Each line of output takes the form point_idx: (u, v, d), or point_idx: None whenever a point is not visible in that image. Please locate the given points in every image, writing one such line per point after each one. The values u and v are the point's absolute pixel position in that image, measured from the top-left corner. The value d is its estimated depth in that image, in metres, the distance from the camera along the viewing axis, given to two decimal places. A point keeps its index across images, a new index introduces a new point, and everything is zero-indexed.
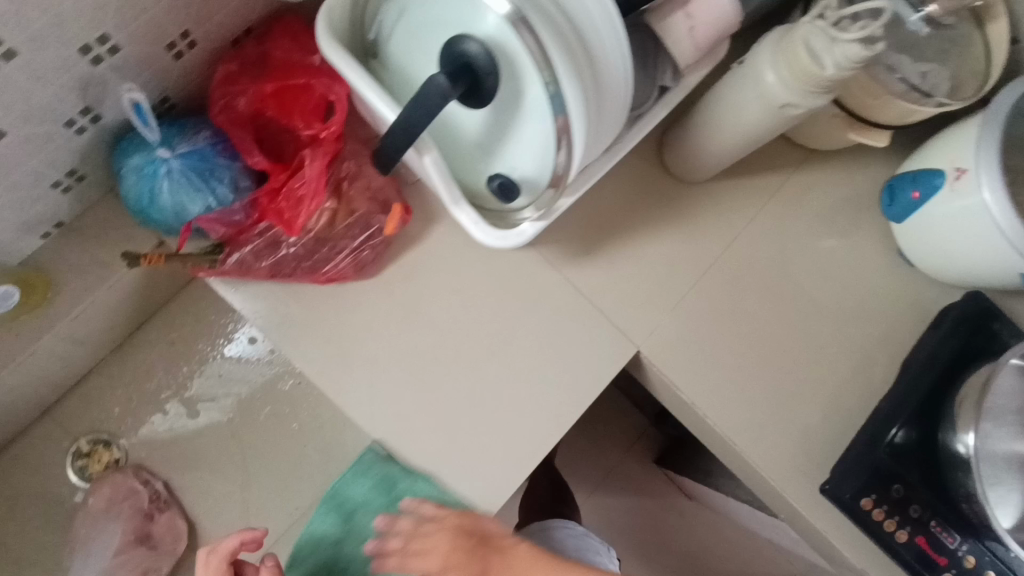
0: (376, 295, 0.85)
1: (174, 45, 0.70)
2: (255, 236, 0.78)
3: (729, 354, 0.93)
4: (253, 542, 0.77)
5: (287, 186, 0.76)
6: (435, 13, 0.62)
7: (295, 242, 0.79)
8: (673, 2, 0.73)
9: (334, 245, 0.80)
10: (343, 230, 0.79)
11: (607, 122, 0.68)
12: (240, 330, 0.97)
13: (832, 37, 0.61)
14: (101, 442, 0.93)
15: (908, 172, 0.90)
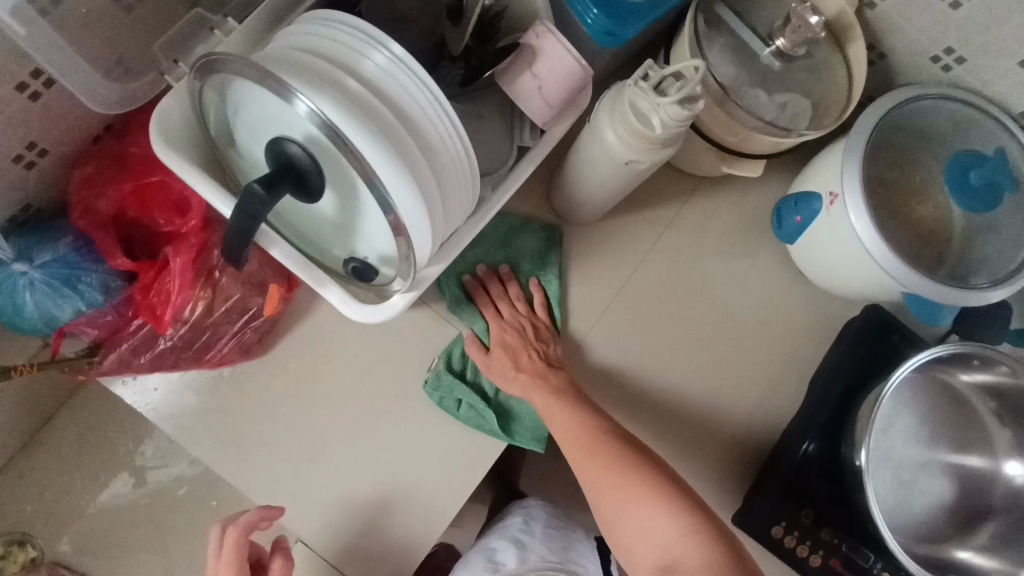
0: (269, 373, 0.86)
1: (21, 157, 0.70)
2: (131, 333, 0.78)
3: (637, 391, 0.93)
4: (271, 516, 0.80)
5: (156, 283, 0.76)
6: (255, 116, 0.61)
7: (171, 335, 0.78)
8: (518, 63, 0.73)
9: (213, 332, 0.79)
10: (221, 318, 0.79)
11: (456, 196, 0.68)
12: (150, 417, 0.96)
13: (654, 100, 0.61)
14: (15, 543, 0.93)
15: (792, 194, 0.90)
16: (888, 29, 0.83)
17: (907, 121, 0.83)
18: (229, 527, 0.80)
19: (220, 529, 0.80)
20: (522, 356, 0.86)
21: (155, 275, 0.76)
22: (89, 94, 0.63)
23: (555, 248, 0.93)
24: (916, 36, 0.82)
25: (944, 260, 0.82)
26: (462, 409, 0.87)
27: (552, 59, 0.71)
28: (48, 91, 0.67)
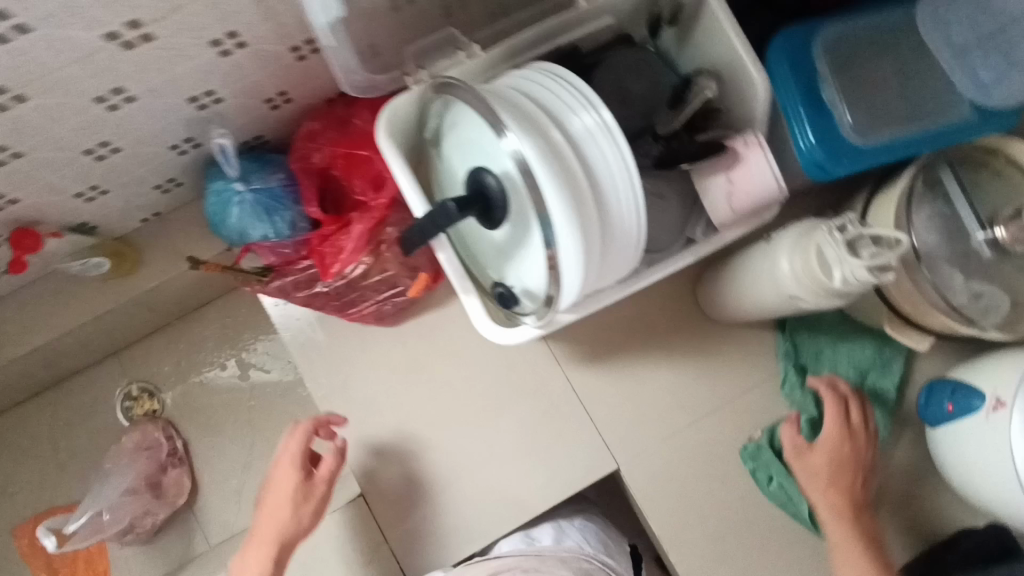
0: (387, 344, 0.93)
1: (271, 100, 0.81)
2: (299, 269, 0.89)
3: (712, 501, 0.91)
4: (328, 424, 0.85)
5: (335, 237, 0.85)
6: (470, 139, 0.69)
7: (329, 283, 0.88)
8: (718, 162, 0.74)
9: (362, 293, 0.88)
10: (373, 284, 0.88)
11: (615, 265, 0.70)
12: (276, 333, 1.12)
13: (844, 254, 0.60)
14: (147, 391, 1.10)
15: (952, 380, 0.83)
16: None
17: None
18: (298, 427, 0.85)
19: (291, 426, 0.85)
20: (845, 476, 0.84)
21: (336, 230, 0.85)
22: (348, 78, 0.71)
23: (680, 333, 0.95)
24: None
25: None
26: (775, 484, 0.91)
27: (752, 171, 0.73)
28: (313, 56, 0.77)
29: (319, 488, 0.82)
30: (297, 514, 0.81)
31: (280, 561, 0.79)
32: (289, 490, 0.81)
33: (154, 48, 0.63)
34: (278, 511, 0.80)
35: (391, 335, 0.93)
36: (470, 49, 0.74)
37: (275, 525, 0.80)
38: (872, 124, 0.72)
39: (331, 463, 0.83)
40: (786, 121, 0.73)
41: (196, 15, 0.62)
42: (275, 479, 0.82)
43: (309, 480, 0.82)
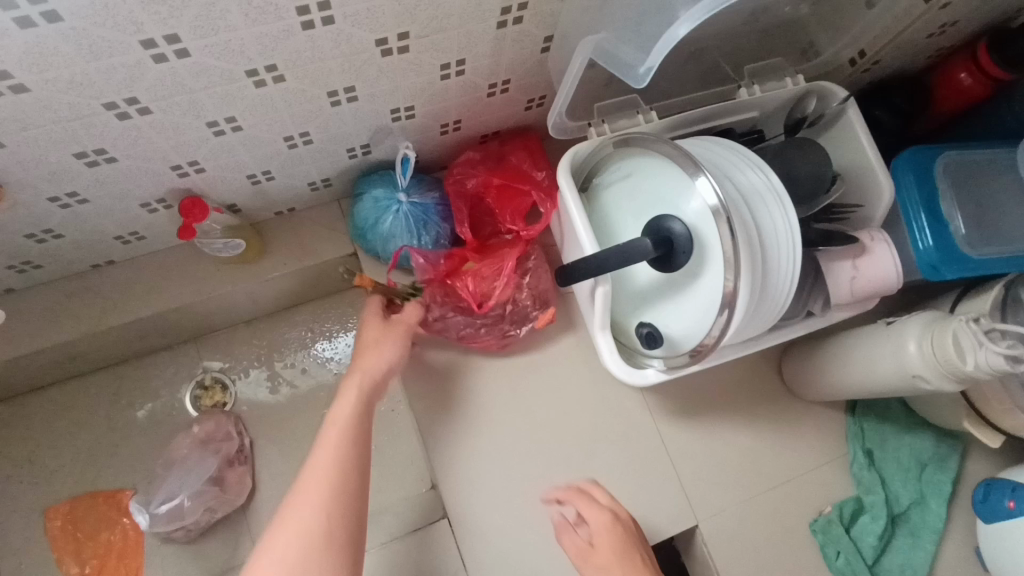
0: (495, 370, 0.97)
1: (445, 126, 0.88)
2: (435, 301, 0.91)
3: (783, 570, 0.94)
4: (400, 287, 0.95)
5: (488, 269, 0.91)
6: (652, 189, 0.77)
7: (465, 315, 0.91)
8: (846, 250, 0.83)
9: (492, 325, 0.92)
10: (507, 320, 0.93)
11: (759, 320, 0.78)
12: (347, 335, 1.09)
13: (980, 342, 0.70)
14: (219, 383, 1.05)
15: (1010, 479, 0.91)
16: None
17: None
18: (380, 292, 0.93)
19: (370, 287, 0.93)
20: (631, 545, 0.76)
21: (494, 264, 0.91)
22: (558, 121, 0.80)
23: (764, 403, 1.01)
24: None
25: None
26: (842, 562, 0.94)
27: (876, 263, 0.82)
28: (500, 95, 0.85)
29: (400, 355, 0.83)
30: (377, 385, 0.79)
31: (364, 422, 0.75)
32: (374, 365, 0.81)
33: (400, 59, 0.70)
34: (372, 350, 0.82)
35: (497, 371, 0.96)
36: (647, 115, 0.84)
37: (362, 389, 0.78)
38: (977, 236, 0.83)
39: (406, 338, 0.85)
40: (904, 220, 0.85)
41: (447, 40, 0.70)
42: (369, 349, 0.82)
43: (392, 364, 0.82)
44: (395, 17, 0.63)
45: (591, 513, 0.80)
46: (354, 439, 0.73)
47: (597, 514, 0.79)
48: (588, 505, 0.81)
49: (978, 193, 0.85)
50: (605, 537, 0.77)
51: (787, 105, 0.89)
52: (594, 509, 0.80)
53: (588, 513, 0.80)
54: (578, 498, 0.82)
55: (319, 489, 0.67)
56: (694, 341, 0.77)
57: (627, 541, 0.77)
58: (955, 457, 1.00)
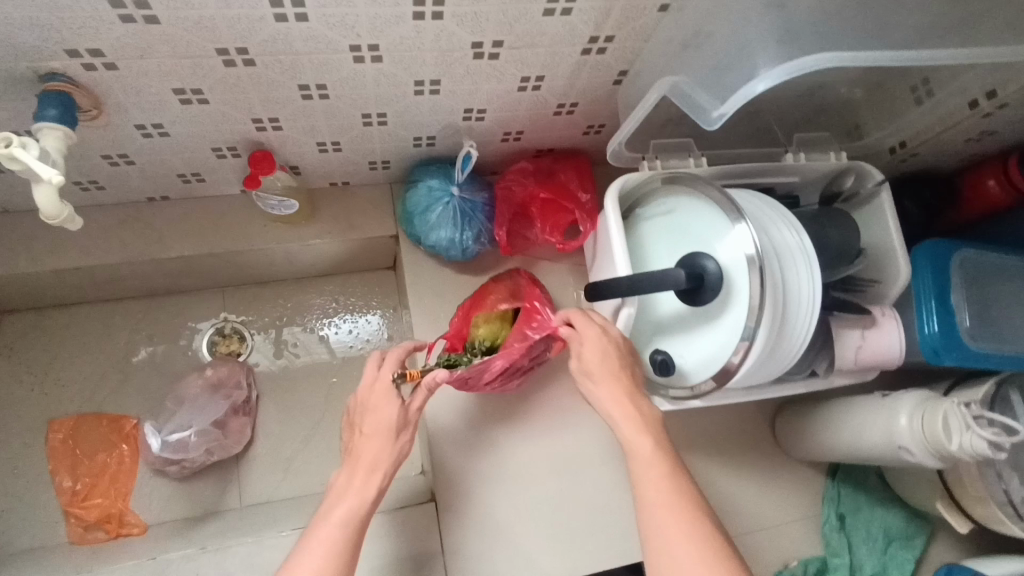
0: None
1: (507, 135, 0.93)
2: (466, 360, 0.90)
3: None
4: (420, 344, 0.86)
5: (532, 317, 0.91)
6: (692, 228, 0.83)
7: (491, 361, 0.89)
8: (856, 320, 0.89)
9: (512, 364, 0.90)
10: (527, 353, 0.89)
11: (767, 368, 0.82)
12: (372, 316, 1.13)
13: (968, 425, 0.74)
14: (237, 334, 1.09)
15: (973, 567, 0.95)
16: None
17: None
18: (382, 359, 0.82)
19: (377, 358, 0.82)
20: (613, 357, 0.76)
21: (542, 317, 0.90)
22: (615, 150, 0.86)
23: (752, 453, 1.05)
24: None
25: None
26: None
27: (884, 336, 0.88)
28: (565, 115, 0.91)
29: (410, 408, 0.78)
30: (388, 450, 0.74)
31: (381, 491, 0.72)
32: (385, 426, 0.75)
33: (487, 64, 0.76)
34: (373, 439, 0.75)
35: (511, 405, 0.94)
36: (698, 160, 0.89)
37: (369, 457, 0.73)
38: (979, 332, 0.89)
39: (422, 395, 0.79)
40: (916, 305, 0.90)
41: (533, 55, 0.76)
42: (382, 405, 0.77)
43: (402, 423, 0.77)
44: (496, 25, 0.69)
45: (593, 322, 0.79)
46: (369, 509, 0.70)
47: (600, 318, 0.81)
48: (580, 321, 0.79)
49: (987, 294, 0.91)
50: (598, 353, 0.76)
51: (826, 177, 0.95)
52: (580, 326, 0.79)
53: (578, 325, 0.79)
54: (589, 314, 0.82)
55: (330, 546, 0.65)
56: (704, 376, 0.81)
57: (608, 359, 0.76)
58: (922, 538, 1.04)
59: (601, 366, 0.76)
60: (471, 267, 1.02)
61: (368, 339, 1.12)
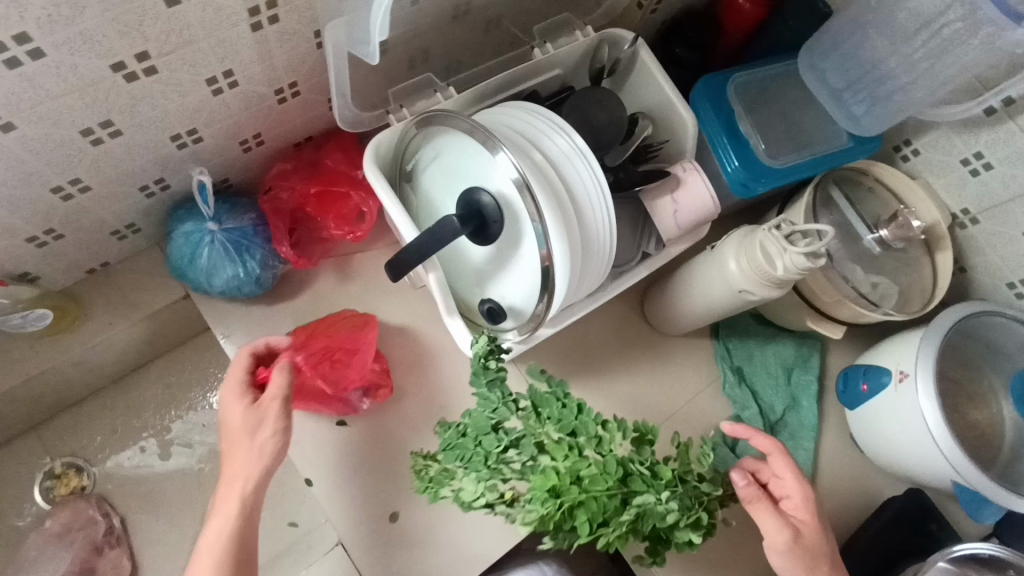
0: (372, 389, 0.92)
1: (245, 142, 0.83)
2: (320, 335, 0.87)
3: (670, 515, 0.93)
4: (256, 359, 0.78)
5: (343, 352, 0.87)
6: (459, 165, 0.76)
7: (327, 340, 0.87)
8: (663, 186, 0.85)
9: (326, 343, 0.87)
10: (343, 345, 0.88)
11: (591, 271, 0.78)
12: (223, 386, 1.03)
13: (783, 246, 0.73)
14: (73, 467, 0.96)
15: (862, 365, 0.99)
16: (970, 251, 0.96)
17: (977, 329, 0.93)
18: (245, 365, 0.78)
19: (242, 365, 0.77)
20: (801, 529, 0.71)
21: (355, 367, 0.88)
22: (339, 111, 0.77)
23: (637, 349, 1.04)
24: (996, 262, 0.94)
25: (997, 457, 0.88)
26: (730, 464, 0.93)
27: (692, 192, 0.84)
28: (292, 99, 0.81)
29: (273, 409, 0.71)
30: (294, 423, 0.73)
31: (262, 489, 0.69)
32: (232, 430, 0.71)
33: (153, 81, 0.65)
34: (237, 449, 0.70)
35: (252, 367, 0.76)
36: (446, 92, 0.84)
37: (234, 426, 0.71)
38: (776, 148, 0.88)
39: (281, 380, 0.72)
40: (711, 147, 0.89)
41: (199, 52, 0.65)
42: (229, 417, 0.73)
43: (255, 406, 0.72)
44: (120, 37, 0.58)
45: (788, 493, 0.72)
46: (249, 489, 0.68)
47: (797, 486, 0.72)
48: (767, 513, 0.70)
49: (774, 108, 0.91)
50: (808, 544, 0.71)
51: (584, 58, 0.90)
52: (776, 521, 0.70)
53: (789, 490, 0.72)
54: (772, 460, 0.74)
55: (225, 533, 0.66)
56: (531, 306, 0.76)
57: (818, 560, 0.71)
58: (816, 356, 1.06)
59: (794, 564, 0.71)
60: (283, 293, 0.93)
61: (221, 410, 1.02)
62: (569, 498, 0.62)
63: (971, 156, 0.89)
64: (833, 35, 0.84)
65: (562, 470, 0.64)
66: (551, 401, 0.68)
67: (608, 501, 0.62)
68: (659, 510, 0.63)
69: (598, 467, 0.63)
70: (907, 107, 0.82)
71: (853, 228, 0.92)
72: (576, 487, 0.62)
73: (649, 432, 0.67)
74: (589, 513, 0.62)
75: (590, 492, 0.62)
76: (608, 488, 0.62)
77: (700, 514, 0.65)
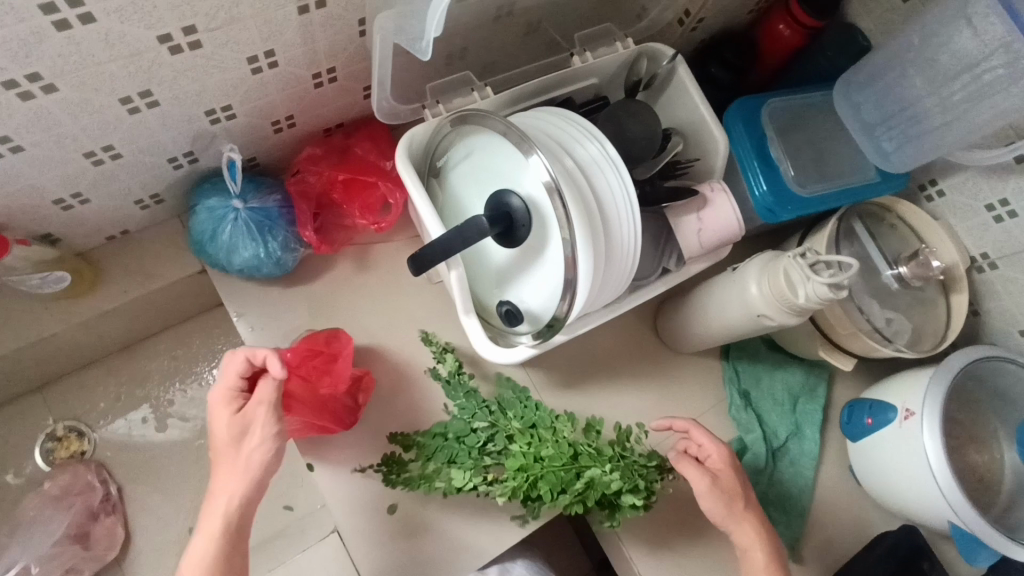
0: (382, 379, 0.93)
1: (278, 123, 0.83)
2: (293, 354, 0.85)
3: (671, 531, 0.93)
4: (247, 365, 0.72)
5: (322, 357, 0.85)
6: (490, 165, 0.76)
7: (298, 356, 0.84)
8: (689, 204, 0.86)
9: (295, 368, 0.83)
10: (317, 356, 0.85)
11: (612, 281, 0.79)
12: None
13: (807, 275, 0.73)
14: (75, 431, 0.96)
15: (868, 399, 1.00)
16: (987, 294, 0.97)
17: (986, 373, 0.93)
18: (234, 370, 0.72)
19: (223, 374, 0.73)
20: (734, 492, 0.78)
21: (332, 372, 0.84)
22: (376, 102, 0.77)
23: (647, 362, 1.04)
24: (1011, 308, 0.95)
25: (995, 500, 0.89)
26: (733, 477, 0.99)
27: (718, 211, 0.85)
28: (329, 84, 0.81)
29: (260, 414, 0.71)
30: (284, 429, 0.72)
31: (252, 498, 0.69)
32: (221, 442, 0.70)
33: (196, 56, 0.65)
34: (223, 467, 0.69)
35: (242, 369, 0.72)
36: (482, 90, 0.84)
37: (221, 435, 0.70)
38: (804, 177, 0.89)
39: (269, 386, 0.71)
40: (741, 171, 0.89)
41: (244, 31, 0.65)
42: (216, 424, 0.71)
43: (241, 414, 0.71)
44: (171, 9, 0.58)
45: (712, 456, 0.79)
46: (244, 494, 0.68)
47: (716, 445, 0.79)
48: (690, 468, 0.77)
49: (805, 138, 0.91)
50: (728, 493, 0.78)
51: (622, 69, 0.90)
52: (696, 472, 0.77)
53: (709, 446, 0.79)
54: (692, 431, 0.81)
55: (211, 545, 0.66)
56: (551, 312, 0.76)
57: (736, 503, 0.78)
58: (822, 385, 1.07)
59: (717, 509, 0.77)
60: (300, 276, 0.93)
61: None
62: (531, 473, 0.73)
63: (995, 201, 0.90)
64: (873, 69, 0.84)
65: (525, 451, 0.75)
66: (515, 404, 0.82)
67: (565, 474, 0.73)
68: (605, 480, 0.72)
69: (553, 448, 0.75)
70: (937, 149, 0.82)
71: (872, 263, 0.93)
72: (537, 465, 0.73)
73: (592, 424, 0.81)
74: (551, 482, 0.73)
75: (547, 468, 0.74)
76: (563, 462, 0.74)
77: (640, 481, 0.74)
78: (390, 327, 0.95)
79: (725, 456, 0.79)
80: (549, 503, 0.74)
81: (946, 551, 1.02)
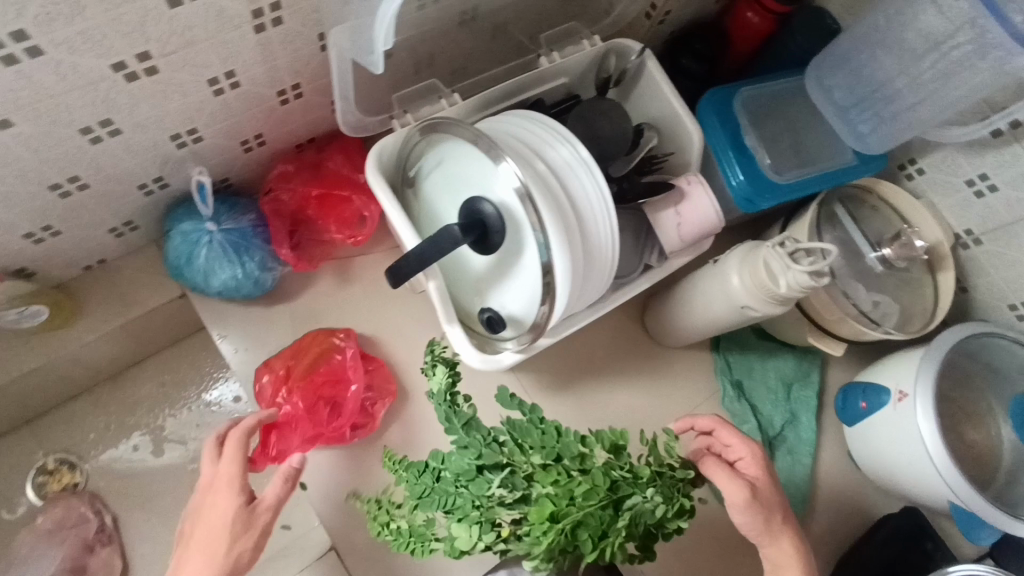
0: None
1: (247, 143, 0.83)
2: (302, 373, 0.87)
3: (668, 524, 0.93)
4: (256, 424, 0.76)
5: (330, 383, 0.87)
6: (461, 172, 0.75)
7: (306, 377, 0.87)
8: (666, 199, 0.84)
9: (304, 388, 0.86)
10: (326, 381, 0.87)
11: (593, 281, 0.78)
12: (222, 386, 1.03)
13: (787, 263, 0.73)
14: (66, 463, 0.96)
15: (860, 383, 0.99)
16: (973, 270, 0.96)
17: (977, 350, 0.93)
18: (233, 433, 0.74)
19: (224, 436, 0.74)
20: (771, 500, 0.70)
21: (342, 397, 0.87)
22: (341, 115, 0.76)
23: (638, 358, 1.04)
24: (999, 283, 0.94)
25: (994, 477, 0.88)
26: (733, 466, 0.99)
27: (695, 203, 0.84)
28: (295, 100, 0.80)
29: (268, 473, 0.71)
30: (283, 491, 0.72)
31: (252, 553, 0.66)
32: (219, 497, 0.69)
33: (154, 81, 0.64)
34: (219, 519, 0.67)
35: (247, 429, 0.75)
36: (451, 97, 0.83)
37: (224, 487, 0.69)
38: (781, 164, 0.88)
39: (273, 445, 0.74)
40: (717, 162, 0.89)
41: (201, 53, 0.64)
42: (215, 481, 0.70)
43: (251, 507, 0.68)
44: (122, 37, 0.57)
45: (744, 458, 0.72)
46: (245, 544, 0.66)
47: (748, 445, 0.72)
48: (723, 472, 0.68)
49: (779, 125, 0.91)
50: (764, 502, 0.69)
51: (591, 67, 0.90)
52: (731, 477, 0.68)
53: (739, 446, 0.72)
54: (718, 432, 0.74)
55: None
56: (532, 316, 0.76)
57: (772, 513, 0.70)
58: (815, 371, 1.06)
59: (753, 520, 0.69)
60: (281, 295, 0.93)
61: (219, 409, 1.01)
62: (568, 522, 0.60)
63: (976, 176, 0.89)
64: (843, 51, 0.83)
65: (555, 494, 0.61)
66: (530, 428, 0.65)
67: (603, 513, 0.61)
68: (646, 507, 0.62)
69: (588, 482, 0.60)
70: (912, 128, 0.82)
71: (855, 246, 0.92)
72: (572, 510, 0.60)
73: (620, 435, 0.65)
74: (591, 527, 0.60)
75: (586, 511, 0.60)
76: (601, 499, 0.60)
77: (682, 500, 0.65)
78: (376, 339, 0.94)
79: (757, 459, 0.71)
80: (590, 552, 0.62)
81: (950, 530, 1.01)
